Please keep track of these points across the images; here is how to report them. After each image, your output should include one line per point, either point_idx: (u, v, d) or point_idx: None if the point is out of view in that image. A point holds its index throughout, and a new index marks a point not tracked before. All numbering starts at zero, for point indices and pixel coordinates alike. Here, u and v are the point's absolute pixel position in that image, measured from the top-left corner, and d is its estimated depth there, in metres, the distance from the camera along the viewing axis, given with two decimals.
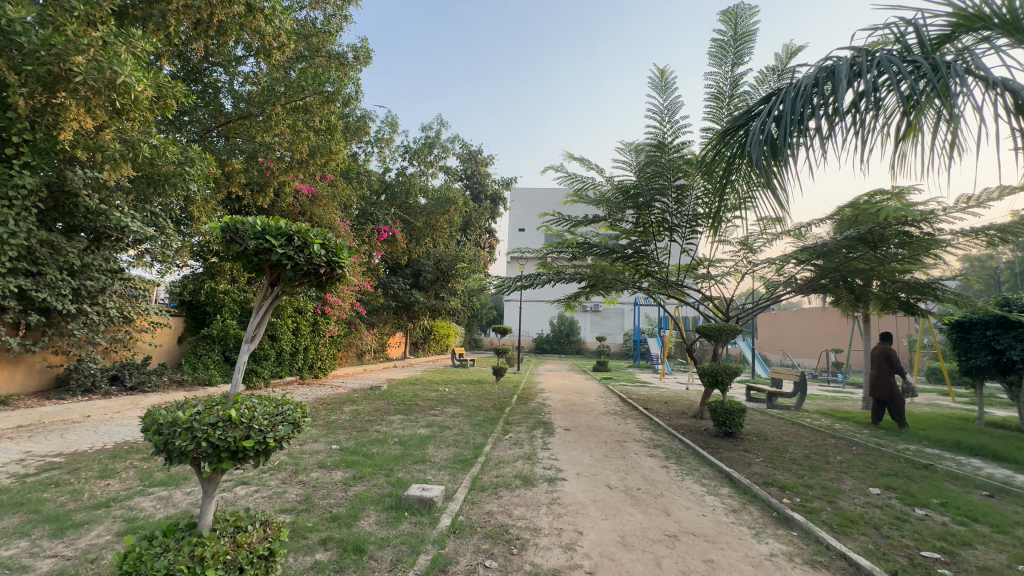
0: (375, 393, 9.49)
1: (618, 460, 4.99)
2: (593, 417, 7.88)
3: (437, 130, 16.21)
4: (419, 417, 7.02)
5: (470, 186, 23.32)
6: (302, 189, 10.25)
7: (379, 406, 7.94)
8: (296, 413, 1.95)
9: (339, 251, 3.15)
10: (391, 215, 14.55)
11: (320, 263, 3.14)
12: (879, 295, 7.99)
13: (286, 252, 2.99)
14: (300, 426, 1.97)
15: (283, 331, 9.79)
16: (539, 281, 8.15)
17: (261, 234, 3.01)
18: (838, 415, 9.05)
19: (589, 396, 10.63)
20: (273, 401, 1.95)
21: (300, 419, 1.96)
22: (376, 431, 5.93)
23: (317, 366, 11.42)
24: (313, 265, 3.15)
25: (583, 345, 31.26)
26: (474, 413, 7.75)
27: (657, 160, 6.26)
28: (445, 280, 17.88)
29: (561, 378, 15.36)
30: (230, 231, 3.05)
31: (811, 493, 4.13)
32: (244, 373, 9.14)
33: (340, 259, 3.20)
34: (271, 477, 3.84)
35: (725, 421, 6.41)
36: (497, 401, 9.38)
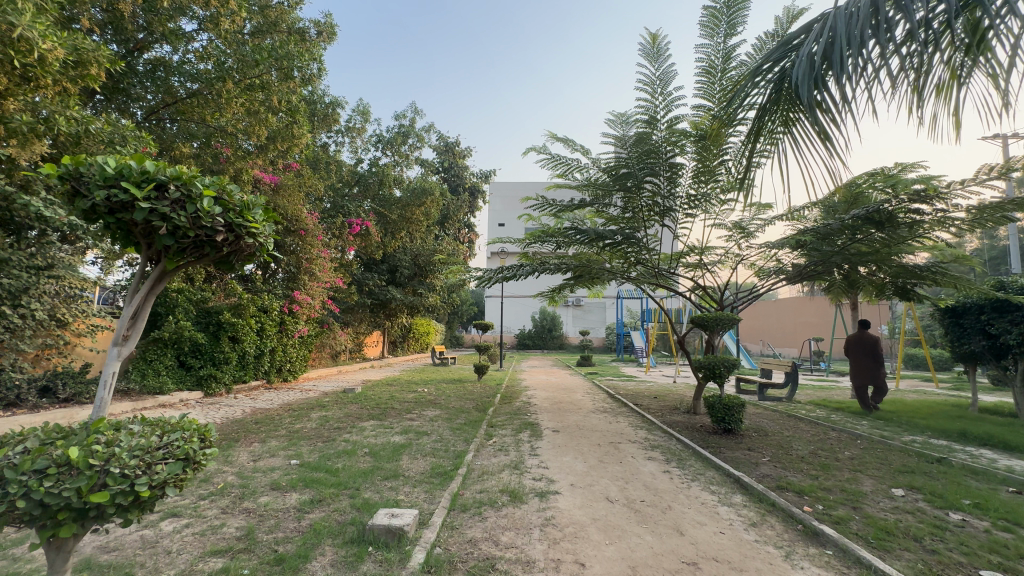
0: (348, 397, 8.83)
1: (615, 465, 4.50)
2: (582, 416, 7.39)
3: (412, 118, 15.49)
4: (395, 422, 6.41)
5: (447, 179, 22.63)
6: (262, 177, 9.43)
7: (351, 411, 7.29)
8: (181, 449, 1.70)
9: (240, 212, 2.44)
10: (363, 208, 13.81)
11: (212, 227, 2.42)
12: (873, 280, 7.73)
13: (155, 210, 2.26)
14: (188, 463, 1.72)
15: (245, 332, 9.01)
16: (522, 273, 7.63)
17: (114, 181, 2.24)
18: (831, 405, 8.79)
19: (576, 393, 10.17)
20: (160, 431, 1.69)
21: (186, 455, 1.71)
22: (345, 441, 5.32)
23: (285, 370, 10.66)
24: (202, 230, 2.43)
25: (566, 340, 30.94)
26: (455, 415, 7.17)
27: (648, 138, 5.77)
28: (423, 275, 17.21)
29: (545, 375, 14.88)
30: (71, 176, 2.27)
31: (833, 497, 3.71)
32: (202, 379, 8.34)
33: (242, 221, 2.49)
34: (209, 506, 3.21)
35: (724, 417, 6.01)
36: (479, 401, 8.82)
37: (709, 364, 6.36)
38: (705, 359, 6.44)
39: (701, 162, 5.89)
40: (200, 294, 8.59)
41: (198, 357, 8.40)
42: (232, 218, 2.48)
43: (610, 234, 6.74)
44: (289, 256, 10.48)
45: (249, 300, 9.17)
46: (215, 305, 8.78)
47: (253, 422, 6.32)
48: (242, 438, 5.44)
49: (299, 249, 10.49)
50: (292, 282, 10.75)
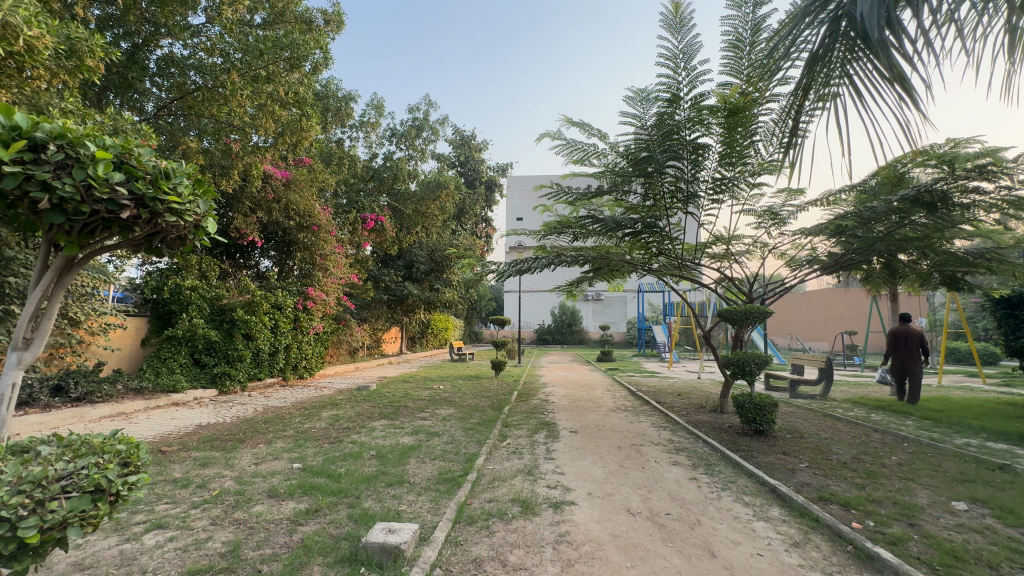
0: (361, 395, 8.67)
1: (637, 471, 4.16)
2: (602, 415, 7.06)
3: (426, 111, 15.22)
4: (406, 422, 6.19)
5: (463, 173, 22.36)
6: (274, 172, 9.27)
7: (363, 410, 7.11)
8: (94, 474, 1.60)
9: (153, 183, 2.06)
10: (378, 202, 13.64)
11: (116, 200, 2.04)
12: (918, 269, 7.15)
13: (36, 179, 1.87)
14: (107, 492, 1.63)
15: (258, 330, 8.90)
16: (538, 266, 7.34)
17: None
18: (870, 403, 8.23)
19: (596, 390, 9.81)
20: (67, 457, 1.62)
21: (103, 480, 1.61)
22: (352, 442, 5.10)
23: (301, 367, 10.60)
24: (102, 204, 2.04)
25: (586, 335, 30.49)
26: (469, 414, 6.91)
27: (668, 119, 5.34)
28: (440, 271, 17.02)
29: (564, 372, 14.50)
30: None
31: (886, 511, 3.31)
32: (216, 378, 8.30)
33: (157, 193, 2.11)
34: (198, 517, 3.01)
35: (755, 418, 5.58)
36: (495, 398, 8.56)
37: (738, 361, 5.92)
38: (733, 355, 6.00)
39: (727, 142, 5.43)
40: (214, 291, 8.58)
41: (212, 355, 8.39)
42: (141, 190, 2.09)
43: (629, 223, 6.35)
44: (303, 253, 10.37)
45: (262, 297, 9.05)
46: (229, 302, 8.74)
47: (263, 422, 6.19)
48: (249, 438, 5.28)
49: (313, 246, 10.36)
50: (307, 278, 10.61)
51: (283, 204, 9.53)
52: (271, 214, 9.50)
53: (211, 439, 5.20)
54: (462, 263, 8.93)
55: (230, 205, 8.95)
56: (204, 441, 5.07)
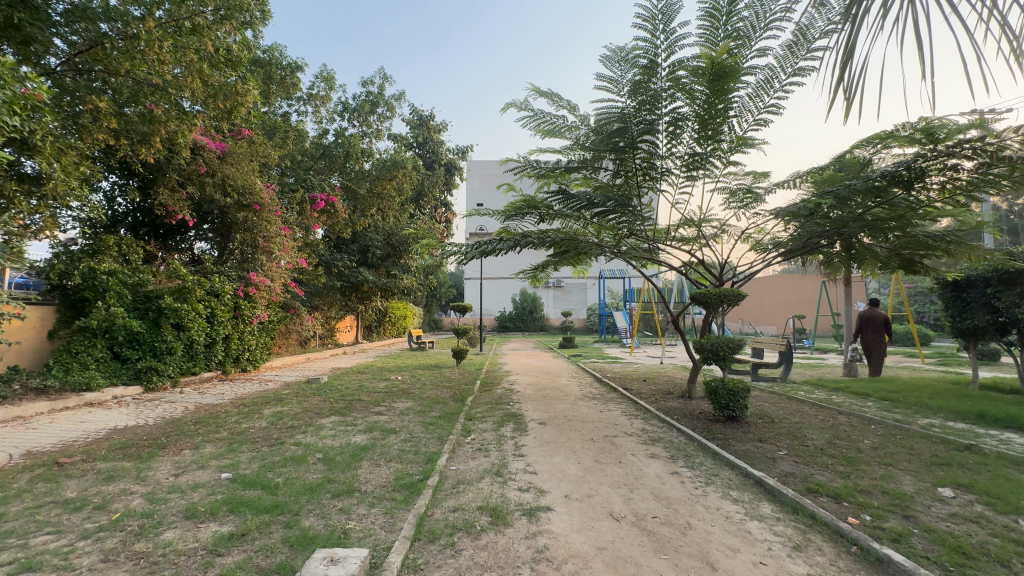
0: (310, 388, 7.98)
1: (614, 467, 3.83)
2: (570, 403, 6.75)
3: (381, 85, 14.24)
4: (359, 418, 5.63)
5: (421, 155, 21.45)
6: (206, 143, 8.27)
7: (311, 405, 6.47)
8: None
9: None
10: (329, 182, 12.69)
11: None
12: (878, 253, 7.22)
13: None
14: None
15: (191, 319, 7.97)
16: (503, 247, 6.88)
17: None
18: (827, 385, 8.39)
19: (561, 378, 9.54)
20: None
21: None
22: (296, 444, 4.50)
23: (243, 359, 9.72)
24: None
25: (547, 321, 30.45)
26: (429, 407, 6.42)
27: (644, 86, 4.94)
28: (397, 256, 16.24)
29: (527, 359, 14.19)
30: None
31: (878, 503, 3.11)
32: (141, 373, 7.37)
33: None
34: (85, 552, 2.39)
35: (728, 403, 5.42)
36: (457, 389, 8.10)
37: (711, 346, 5.71)
38: (706, 340, 5.78)
39: (705, 113, 5.09)
40: (137, 276, 7.60)
41: (136, 348, 7.42)
42: None
43: (600, 199, 5.96)
44: (243, 234, 9.43)
45: (195, 282, 8.10)
46: (156, 288, 7.76)
47: (193, 422, 5.45)
48: (172, 444, 4.57)
49: (254, 227, 9.43)
50: (247, 262, 9.64)
51: (220, 179, 8.56)
52: (203, 190, 8.48)
53: (125, 446, 4.46)
54: (419, 246, 8.31)
55: (154, 178, 7.90)
56: (115, 449, 4.33)
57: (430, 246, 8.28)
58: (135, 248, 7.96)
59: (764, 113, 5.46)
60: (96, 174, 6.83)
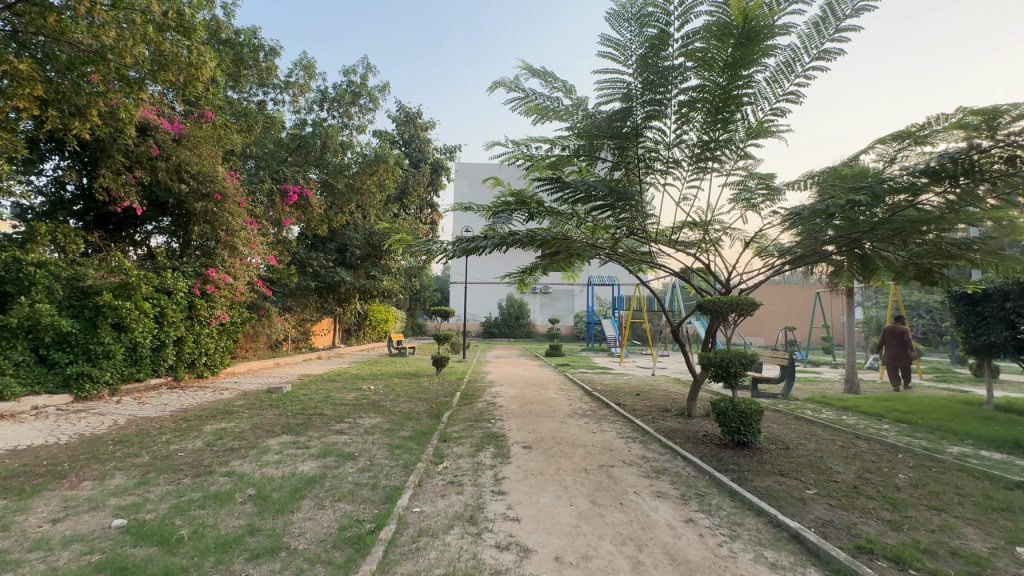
0: (269, 399, 7.14)
1: (616, 512, 3.11)
2: (559, 422, 6.04)
3: (363, 74, 13.44)
4: (315, 439, 4.82)
5: (407, 153, 20.70)
6: (159, 123, 7.42)
7: (262, 421, 5.63)
8: None
9: None
10: (303, 174, 11.83)
11: None
12: (893, 261, 6.68)
13: None
14: None
15: (134, 319, 7.08)
16: (490, 245, 6.16)
17: None
18: (833, 403, 7.83)
19: (548, 390, 8.81)
20: None
21: None
22: (226, 474, 3.69)
23: (199, 364, 8.82)
24: None
25: (533, 328, 29.75)
26: (399, 425, 5.63)
27: (653, 60, 4.25)
28: (377, 256, 15.41)
29: (511, 367, 13.45)
30: None
31: (953, 571, 2.44)
32: (71, 380, 6.45)
33: None
34: None
35: (740, 427, 4.76)
36: (433, 402, 7.33)
37: (721, 361, 5.00)
38: (714, 355, 5.08)
39: (719, 96, 4.46)
40: (72, 269, 6.71)
41: (66, 350, 6.51)
42: None
43: (601, 187, 5.26)
44: (202, 226, 8.57)
45: (142, 278, 7.23)
46: (94, 284, 6.89)
47: (113, 442, 4.57)
48: (73, 473, 3.70)
49: (215, 218, 8.60)
50: (206, 258, 8.77)
51: (174, 164, 7.67)
52: (154, 175, 7.57)
53: (12, 476, 3.58)
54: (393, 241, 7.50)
55: (95, 158, 6.99)
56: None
57: (406, 241, 7.45)
58: (73, 237, 7.04)
59: (781, 100, 4.89)
60: (21, 150, 5.94)
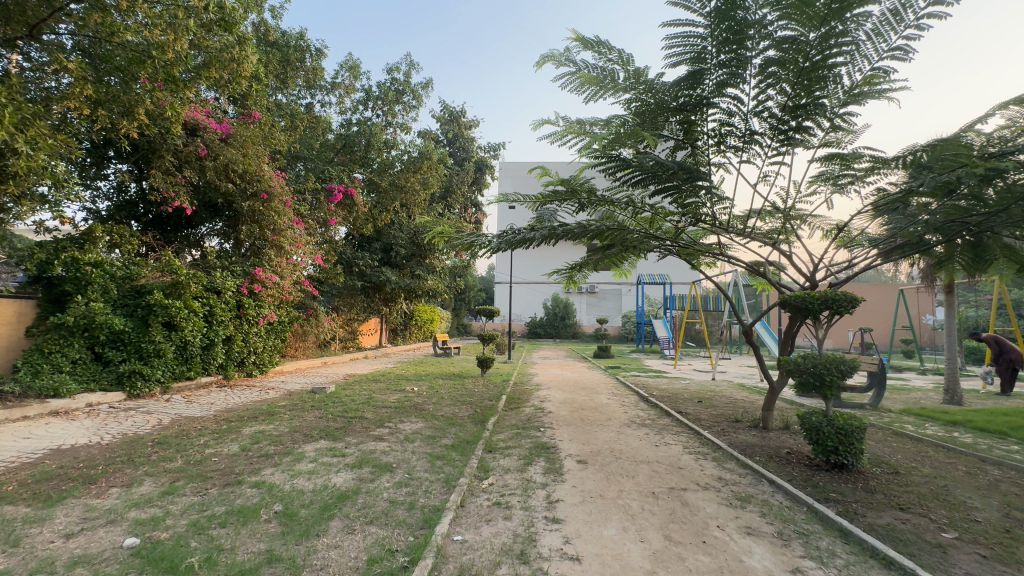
0: (312, 400, 6.98)
1: (700, 554, 2.52)
2: (615, 432, 5.46)
3: (407, 71, 13.29)
4: (352, 446, 4.51)
5: (451, 153, 20.58)
6: (207, 123, 7.46)
7: (302, 423, 5.41)
8: None
9: None
10: (348, 173, 11.79)
11: None
12: (1019, 250, 5.60)
13: None
14: None
15: (184, 318, 7.12)
16: (539, 237, 5.67)
17: None
18: (936, 416, 6.75)
19: (600, 395, 8.20)
20: None
21: None
22: (255, 485, 3.40)
23: (248, 363, 8.88)
24: None
25: (579, 328, 28.99)
26: (441, 431, 5.24)
27: (732, 13, 3.59)
28: (421, 256, 15.28)
29: (558, 369, 12.91)
30: None
31: None
32: (124, 377, 6.54)
33: None
34: None
35: (837, 447, 3.99)
36: (478, 406, 6.93)
37: (812, 369, 4.20)
38: (803, 360, 4.28)
39: (813, 54, 3.74)
40: (127, 269, 6.82)
41: (120, 348, 6.62)
42: None
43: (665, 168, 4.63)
44: (249, 226, 8.61)
45: (190, 277, 7.27)
46: (146, 283, 6.98)
47: (152, 444, 4.44)
48: (104, 477, 3.53)
49: (261, 218, 8.62)
50: (254, 258, 8.81)
51: (222, 164, 7.70)
52: (202, 175, 7.62)
53: (45, 479, 3.45)
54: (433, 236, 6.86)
55: (148, 159, 7.13)
56: (26, 484, 3.33)
57: (445, 234, 6.79)
58: (128, 238, 7.18)
59: (887, 58, 4.09)
60: (76, 151, 6.06)
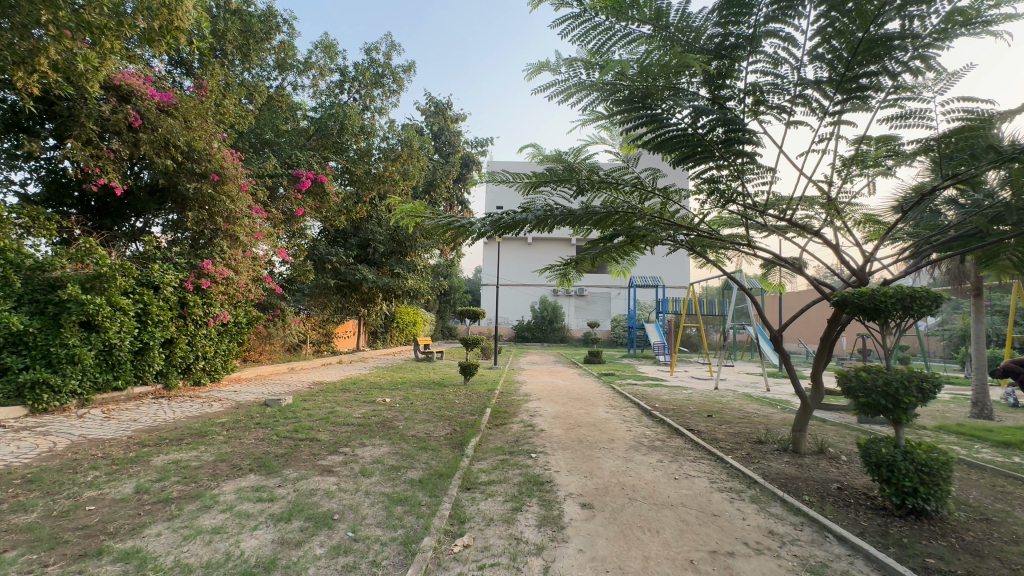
0: (259, 416, 5.87)
1: None
2: (623, 458, 4.49)
3: (387, 52, 12.26)
4: (288, 484, 3.46)
5: (437, 147, 19.61)
6: (142, 89, 6.36)
7: (234, 449, 4.32)
8: None
9: None
10: (319, 160, 10.69)
11: None
12: None
13: None
14: None
15: (107, 317, 6.00)
16: (533, 219, 4.70)
17: None
18: (981, 435, 5.93)
19: (598, 408, 7.25)
20: None
21: None
22: (120, 558, 2.33)
23: (193, 368, 7.73)
24: None
25: (567, 332, 28.17)
26: (409, 460, 4.21)
27: None
28: (402, 253, 14.24)
29: (548, 376, 11.93)
30: None
31: None
32: (25, 389, 5.39)
33: None
34: None
35: (918, 489, 3.08)
36: (457, 422, 5.91)
37: (883, 388, 3.24)
38: (870, 377, 3.34)
39: None
40: (35, 257, 5.67)
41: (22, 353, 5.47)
42: None
43: (695, 129, 3.72)
44: (197, 211, 7.52)
45: (117, 270, 6.14)
46: (61, 276, 5.85)
47: (13, 484, 3.31)
48: None
49: (211, 202, 7.55)
50: (202, 248, 7.69)
51: (160, 138, 6.60)
52: (135, 149, 6.52)
53: None
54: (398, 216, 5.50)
55: (66, 127, 6.00)
56: None
57: (418, 215, 5.50)
58: (45, 221, 6.08)
59: None
60: None
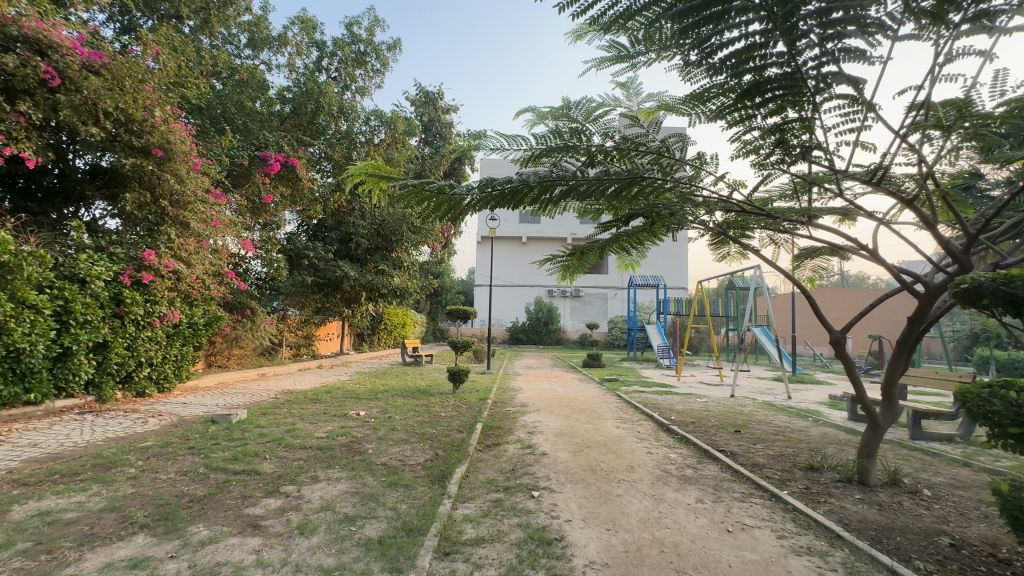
0: (197, 437, 4.77)
1: None
2: (653, 497, 3.46)
3: (370, 26, 11.19)
4: (184, 555, 2.39)
5: (426, 139, 18.60)
6: (65, 43, 5.31)
7: (137, 491, 3.24)
8: None
9: None
10: (290, 140, 9.61)
11: None
12: None
13: None
14: None
15: (10, 317, 4.91)
16: (532, 184, 3.67)
17: None
18: None
19: (607, 423, 6.22)
20: None
21: None
22: None
23: (134, 376, 6.61)
24: None
25: (563, 334, 27.20)
26: (370, 505, 3.15)
27: None
28: (387, 248, 13.16)
29: (545, 383, 10.90)
30: None
31: None
32: None
33: None
34: None
35: None
36: (441, 444, 4.85)
37: None
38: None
39: None
40: None
41: None
42: None
43: (757, 53, 2.65)
44: (136, 192, 6.44)
45: (28, 259, 5.07)
46: None
47: None
48: None
49: (156, 182, 6.54)
50: (146, 236, 6.65)
51: (85, 101, 5.53)
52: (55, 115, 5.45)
53: None
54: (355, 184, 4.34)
55: None
56: None
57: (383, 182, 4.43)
58: None
59: None
60: None
